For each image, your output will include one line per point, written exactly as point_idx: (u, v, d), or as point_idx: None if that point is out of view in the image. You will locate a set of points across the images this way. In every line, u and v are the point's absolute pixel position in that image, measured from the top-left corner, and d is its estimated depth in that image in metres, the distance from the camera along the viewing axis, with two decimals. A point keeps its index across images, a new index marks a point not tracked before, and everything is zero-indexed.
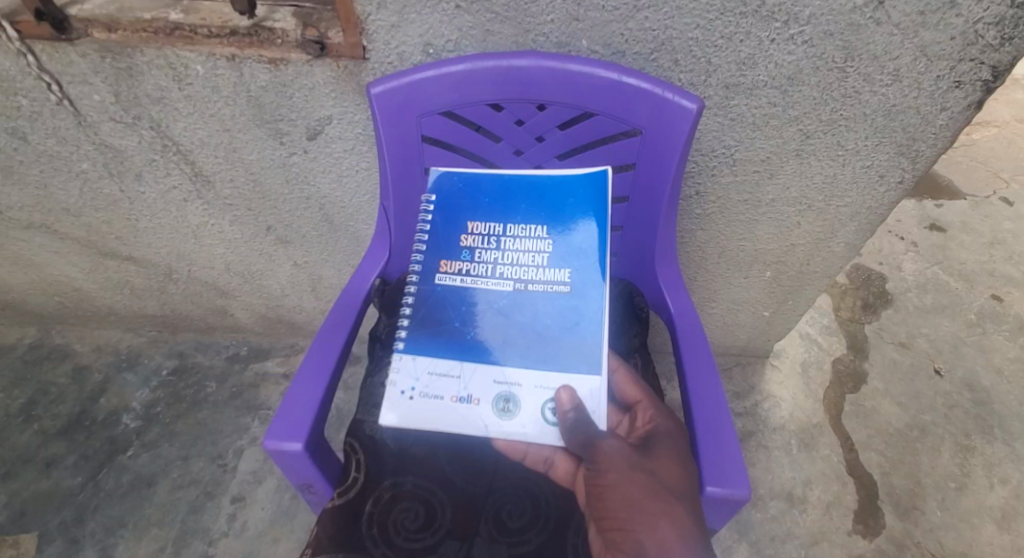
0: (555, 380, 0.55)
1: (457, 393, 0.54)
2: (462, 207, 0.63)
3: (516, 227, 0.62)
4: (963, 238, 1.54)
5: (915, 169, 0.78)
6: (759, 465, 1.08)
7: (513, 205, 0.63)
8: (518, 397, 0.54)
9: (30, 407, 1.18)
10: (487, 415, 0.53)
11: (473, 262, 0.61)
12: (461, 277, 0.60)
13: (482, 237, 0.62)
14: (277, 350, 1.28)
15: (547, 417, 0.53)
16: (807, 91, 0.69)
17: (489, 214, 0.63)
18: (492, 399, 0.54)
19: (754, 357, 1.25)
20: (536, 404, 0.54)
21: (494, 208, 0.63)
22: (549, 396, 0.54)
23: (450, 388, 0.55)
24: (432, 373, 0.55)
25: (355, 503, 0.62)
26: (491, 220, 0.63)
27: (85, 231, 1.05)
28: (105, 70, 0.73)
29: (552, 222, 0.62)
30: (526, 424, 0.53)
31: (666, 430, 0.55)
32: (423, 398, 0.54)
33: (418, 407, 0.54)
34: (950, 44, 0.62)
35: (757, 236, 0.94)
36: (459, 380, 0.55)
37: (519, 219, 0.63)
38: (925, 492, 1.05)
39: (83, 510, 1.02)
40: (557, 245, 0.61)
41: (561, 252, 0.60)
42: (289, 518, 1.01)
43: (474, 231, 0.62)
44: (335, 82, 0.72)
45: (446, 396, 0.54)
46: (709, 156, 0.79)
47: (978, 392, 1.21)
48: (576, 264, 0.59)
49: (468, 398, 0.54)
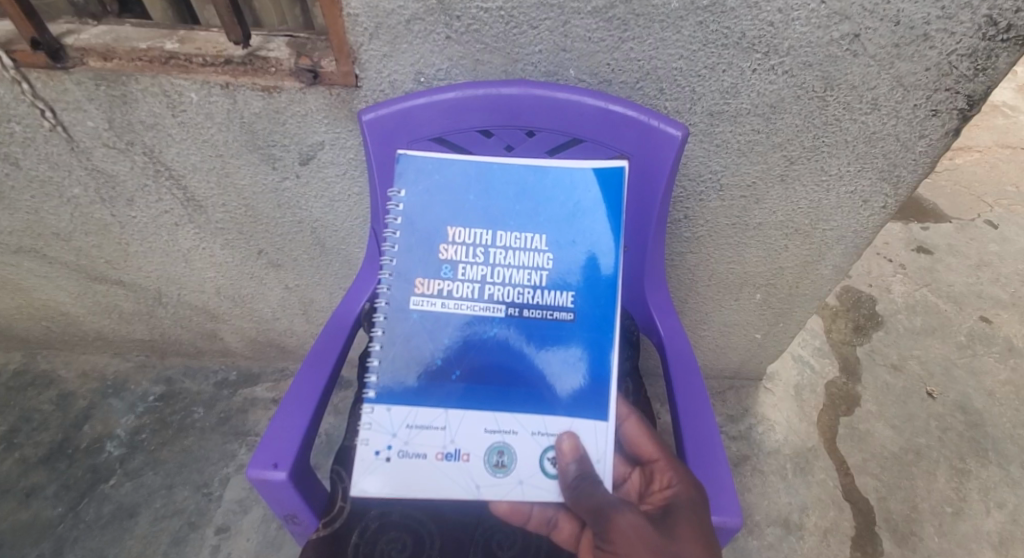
0: (556, 425, 0.55)
1: (443, 450, 0.54)
2: (441, 210, 0.58)
3: (509, 236, 0.57)
4: (950, 260, 1.56)
5: (898, 194, 0.80)
6: (755, 490, 1.06)
7: (500, 214, 0.58)
8: (511, 449, 0.54)
9: (11, 434, 1.15)
10: (481, 477, 0.54)
11: (455, 280, 0.56)
12: (441, 299, 0.56)
13: (465, 249, 0.57)
14: (267, 375, 1.27)
15: (546, 469, 0.54)
16: (790, 119, 0.71)
17: (471, 220, 0.58)
18: (484, 454, 0.54)
19: (748, 380, 1.25)
20: (532, 456, 0.54)
21: (477, 214, 0.58)
22: (548, 443, 0.54)
23: (435, 444, 0.54)
24: (410, 426, 0.54)
25: (342, 534, 0.61)
26: (476, 227, 0.57)
27: (74, 256, 1.04)
28: (99, 97, 0.74)
29: (553, 231, 0.58)
30: (521, 479, 0.53)
31: (687, 501, 0.50)
32: (402, 457, 0.54)
33: (398, 468, 0.53)
34: (926, 74, 0.64)
35: (746, 259, 0.95)
36: (445, 432, 0.54)
37: (512, 226, 0.58)
38: (922, 517, 1.04)
39: (61, 543, 0.99)
40: (557, 261, 0.57)
41: (561, 270, 0.57)
42: (276, 547, 0.99)
43: (455, 240, 0.57)
44: (327, 109, 0.73)
45: (429, 454, 0.54)
46: (697, 181, 0.81)
47: (971, 414, 1.21)
48: (580, 287, 0.57)
49: (456, 453, 0.54)
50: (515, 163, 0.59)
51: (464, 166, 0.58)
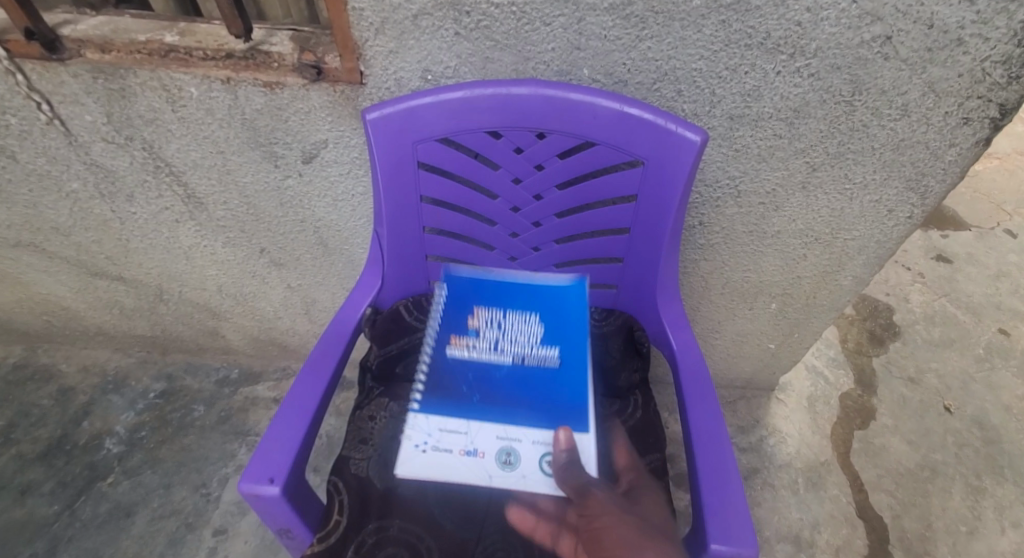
0: (551, 433, 0.51)
1: (464, 446, 0.50)
2: (468, 295, 0.61)
3: (516, 317, 0.60)
4: (969, 270, 1.52)
5: (925, 204, 0.76)
6: (765, 505, 1.03)
7: (513, 294, 0.61)
8: (521, 450, 0.51)
9: (10, 429, 1.14)
10: (492, 468, 0.49)
11: (480, 339, 0.58)
12: (470, 349, 0.58)
13: (488, 321, 0.60)
14: (269, 374, 1.26)
15: (544, 468, 0.49)
16: (814, 124, 0.67)
17: (490, 299, 0.61)
18: (497, 452, 0.50)
19: (759, 390, 1.22)
20: (535, 455, 0.50)
21: (496, 299, 0.61)
22: (547, 447, 0.51)
23: (457, 441, 0.51)
24: (440, 426, 0.51)
25: (337, 550, 0.58)
26: (495, 308, 0.61)
27: (74, 251, 1.03)
28: (97, 91, 0.72)
29: (549, 314, 0.61)
30: (529, 475, 0.49)
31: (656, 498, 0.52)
32: (433, 452, 0.50)
33: (428, 461, 0.49)
34: (958, 80, 0.60)
35: (763, 267, 0.92)
36: (466, 431, 0.51)
37: (519, 310, 0.61)
38: (936, 536, 1.00)
39: (57, 541, 0.98)
40: (555, 333, 0.59)
41: (558, 336, 0.59)
42: (273, 551, 0.97)
43: (480, 316, 0.60)
44: (331, 106, 0.71)
45: (453, 449, 0.50)
46: (712, 187, 0.77)
47: (989, 430, 1.17)
48: (569, 347, 0.58)
49: (475, 450, 0.50)
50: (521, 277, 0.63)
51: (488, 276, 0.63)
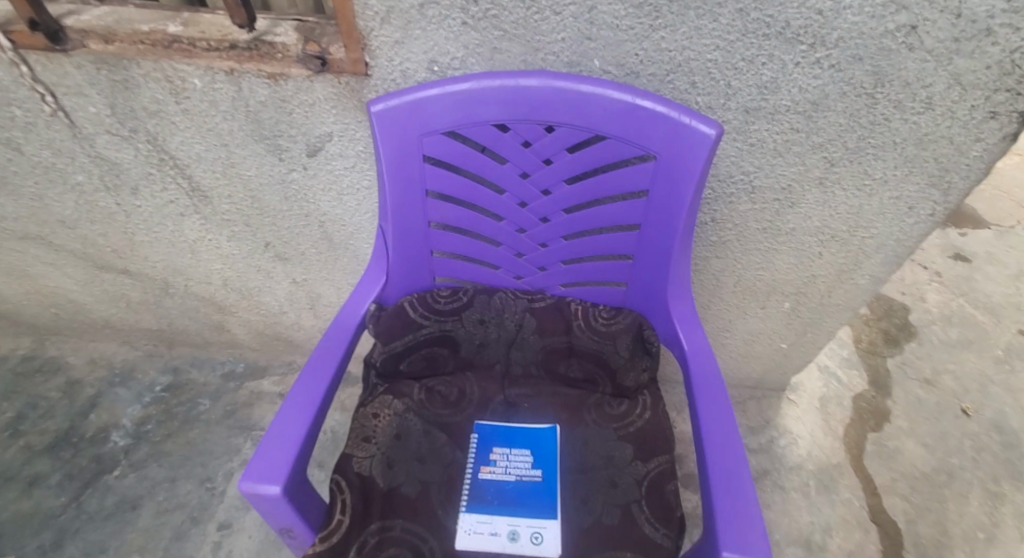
0: (533, 523, 0.61)
1: (492, 530, 0.61)
2: (493, 441, 0.70)
3: (518, 451, 0.69)
4: (989, 269, 1.48)
5: (947, 201, 0.74)
6: (775, 507, 1.01)
7: (515, 448, 0.70)
8: (519, 530, 0.61)
9: (18, 421, 1.14)
10: (501, 540, 0.60)
11: (501, 460, 0.68)
12: (498, 469, 0.67)
13: (506, 455, 0.69)
14: (275, 368, 1.25)
15: (528, 543, 0.60)
16: (833, 118, 0.65)
17: (505, 443, 0.70)
18: (506, 531, 0.61)
19: (770, 390, 1.20)
20: (527, 534, 0.60)
21: (507, 443, 0.70)
22: (533, 531, 0.61)
23: (486, 527, 0.61)
24: (476, 522, 0.61)
25: (339, 550, 0.57)
26: (508, 447, 0.70)
27: (80, 244, 1.03)
28: (100, 82, 0.71)
29: (538, 456, 0.69)
30: (525, 545, 0.60)
31: None
32: (472, 535, 0.60)
33: (475, 540, 0.60)
34: (986, 72, 0.58)
35: (776, 266, 0.89)
36: (491, 525, 0.61)
37: (519, 447, 0.70)
38: (953, 543, 0.98)
39: (63, 533, 0.98)
40: (540, 460, 0.68)
41: (540, 460, 0.68)
42: (278, 547, 0.96)
43: (501, 452, 0.69)
44: (336, 98, 0.69)
45: (485, 533, 0.60)
46: (726, 183, 0.75)
47: (1009, 434, 1.14)
48: (545, 469, 0.67)
49: (497, 533, 0.61)
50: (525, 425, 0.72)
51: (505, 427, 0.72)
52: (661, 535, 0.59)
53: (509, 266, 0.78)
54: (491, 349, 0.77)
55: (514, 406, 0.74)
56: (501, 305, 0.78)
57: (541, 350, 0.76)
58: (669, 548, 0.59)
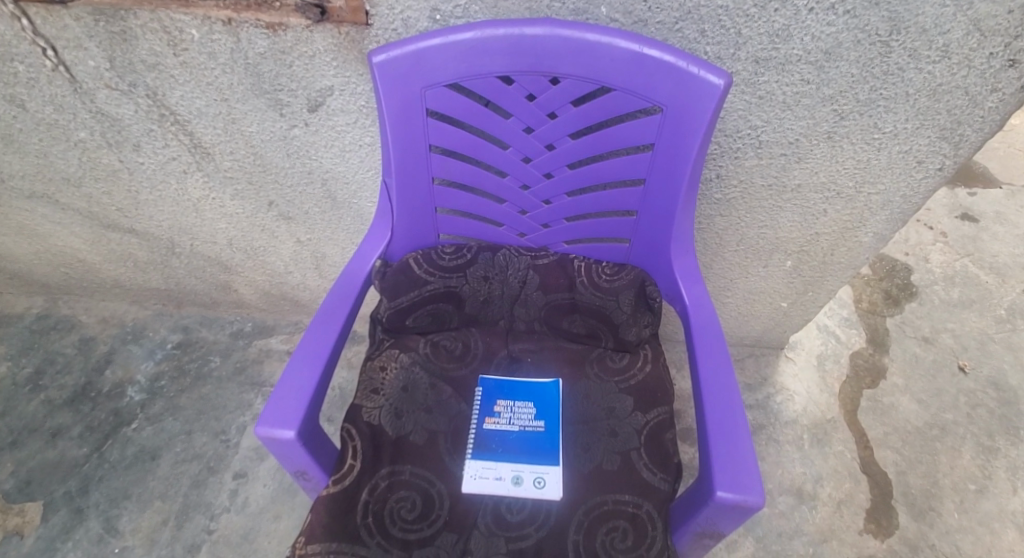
0: (535, 468, 0.63)
1: (496, 476, 0.63)
2: (496, 394, 0.72)
3: (520, 402, 0.71)
4: (996, 229, 1.47)
5: (958, 155, 0.72)
6: (769, 459, 1.05)
7: (519, 399, 0.71)
8: (523, 475, 0.63)
9: (36, 376, 1.17)
10: (506, 485, 0.62)
11: (503, 411, 0.70)
12: (501, 420, 0.69)
13: (509, 407, 0.70)
14: (282, 327, 1.28)
15: (531, 488, 0.62)
16: (846, 68, 0.63)
17: (509, 395, 0.72)
18: (511, 476, 0.63)
19: (768, 348, 1.22)
20: (530, 479, 0.62)
21: (510, 395, 0.72)
22: (536, 476, 0.62)
23: (490, 474, 0.63)
24: (480, 468, 0.63)
25: (351, 492, 0.60)
26: (512, 399, 0.71)
27: (86, 202, 1.03)
28: (99, 34, 0.70)
29: (541, 406, 0.70)
30: (528, 489, 0.62)
31: None
32: (477, 481, 0.62)
33: (479, 486, 0.62)
34: (1009, 17, 0.56)
35: (780, 224, 0.89)
36: (495, 471, 0.63)
37: (522, 398, 0.71)
38: (942, 493, 1.01)
39: (88, 481, 1.02)
40: (541, 410, 0.70)
41: (541, 410, 0.70)
42: (291, 494, 1.01)
43: (504, 405, 0.70)
44: (336, 49, 0.68)
45: (488, 478, 0.63)
46: (733, 137, 0.74)
47: (1005, 391, 1.16)
48: (548, 418, 0.69)
49: (501, 478, 0.63)
50: (529, 378, 0.74)
51: (507, 379, 0.74)
52: (658, 480, 0.62)
53: (512, 223, 0.78)
54: (495, 306, 0.78)
55: (517, 360, 0.76)
56: (505, 262, 0.78)
57: (544, 307, 0.78)
58: (666, 491, 0.61)
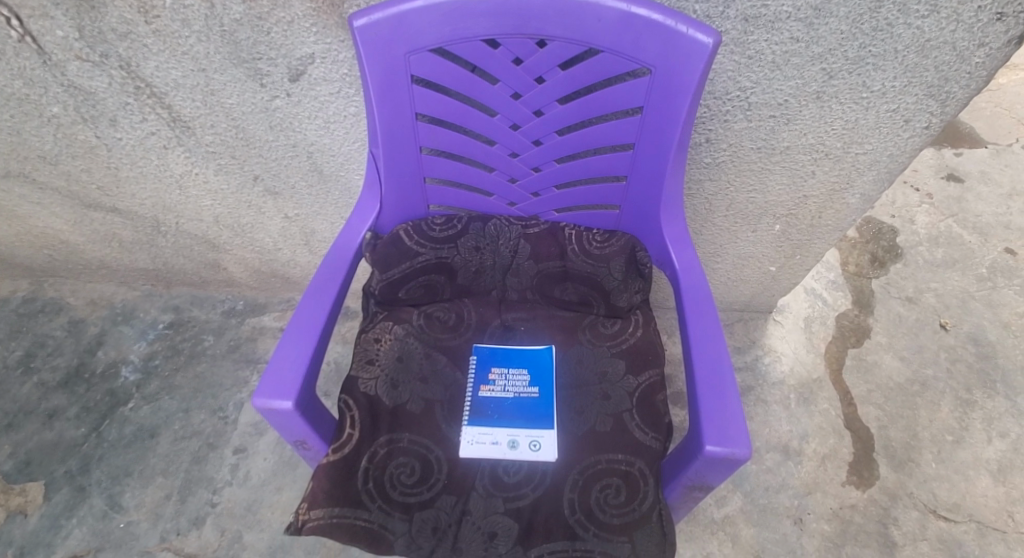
0: (531, 433, 0.65)
1: (492, 441, 0.64)
2: (491, 363, 0.73)
3: (515, 370, 0.72)
4: (981, 189, 1.48)
5: (944, 113, 0.72)
6: (757, 418, 1.08)
7: (513, 367, 0.72)
8: (520, 439, 0.64)
9: (28, 359, 1.17)
10: (502, 449, 0.64)
11: (498, 379, 0.71)
12: (496, 387, 0.70)
13: (503, 375, 0.71)
14: (274, 304, 1.28)
15: (528, 451, 0.63)
16: (835, 24, 0.63)
17: (503, 363, 0.73)
18: (507, 441, 0.64)
19: (757, 312, 1.24)
20: (527, 442, 0.64)
21: (504, 363, 0.73)
22: (531, 440, 0.64)
23: (487, 439, 0.64)
24: (477, 434, 0.65)
25: (351, 460, 0.61)
26: (506, 367, 0.72)
27: (64, 181, 1.00)
28: (65, 2, 0.67)
29: (535, 374, 0.71)
30: (524, 452, 0.63)
31: None
32: (474, 446, 0.64)
33: (476, 451, 0.63)
34: None
35: (769, 188, 0.90)
36: (492, 436, 0.65)
37: (516, 366, 0.72)
38: (921, 444, 1.05)
39: (88, 460, 1.03)
40: (535, 377, 0.71)
41: (536, 377, 0.71)
42: (292, 467, 1.03)
43: (498, 373, 0.72)
44: (315, 15, 0.66)
45: (485, 443, 0.64)
46: (722, 100, 0.74)
47: (984, 346, 1.19)
48: (542, 384, 0.70)
49: (497, 442, 0.64)
50: (522, 347, 0.75)
51: (501, 348, 0.74)
52: (650, 439, 0.64)
53: (502, 193, 0.78)
54: (487, 276, 0.79)
55: (510, 329, 0.77)
56: (496, 232, 0.78)
57: (536, 276, 0.78)
58: (658, 449, 0.63)
